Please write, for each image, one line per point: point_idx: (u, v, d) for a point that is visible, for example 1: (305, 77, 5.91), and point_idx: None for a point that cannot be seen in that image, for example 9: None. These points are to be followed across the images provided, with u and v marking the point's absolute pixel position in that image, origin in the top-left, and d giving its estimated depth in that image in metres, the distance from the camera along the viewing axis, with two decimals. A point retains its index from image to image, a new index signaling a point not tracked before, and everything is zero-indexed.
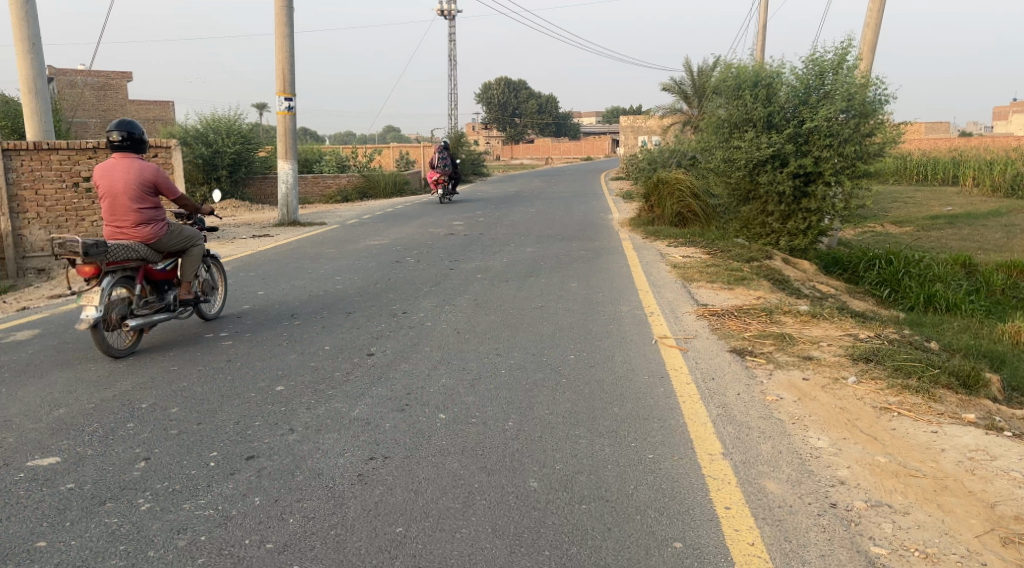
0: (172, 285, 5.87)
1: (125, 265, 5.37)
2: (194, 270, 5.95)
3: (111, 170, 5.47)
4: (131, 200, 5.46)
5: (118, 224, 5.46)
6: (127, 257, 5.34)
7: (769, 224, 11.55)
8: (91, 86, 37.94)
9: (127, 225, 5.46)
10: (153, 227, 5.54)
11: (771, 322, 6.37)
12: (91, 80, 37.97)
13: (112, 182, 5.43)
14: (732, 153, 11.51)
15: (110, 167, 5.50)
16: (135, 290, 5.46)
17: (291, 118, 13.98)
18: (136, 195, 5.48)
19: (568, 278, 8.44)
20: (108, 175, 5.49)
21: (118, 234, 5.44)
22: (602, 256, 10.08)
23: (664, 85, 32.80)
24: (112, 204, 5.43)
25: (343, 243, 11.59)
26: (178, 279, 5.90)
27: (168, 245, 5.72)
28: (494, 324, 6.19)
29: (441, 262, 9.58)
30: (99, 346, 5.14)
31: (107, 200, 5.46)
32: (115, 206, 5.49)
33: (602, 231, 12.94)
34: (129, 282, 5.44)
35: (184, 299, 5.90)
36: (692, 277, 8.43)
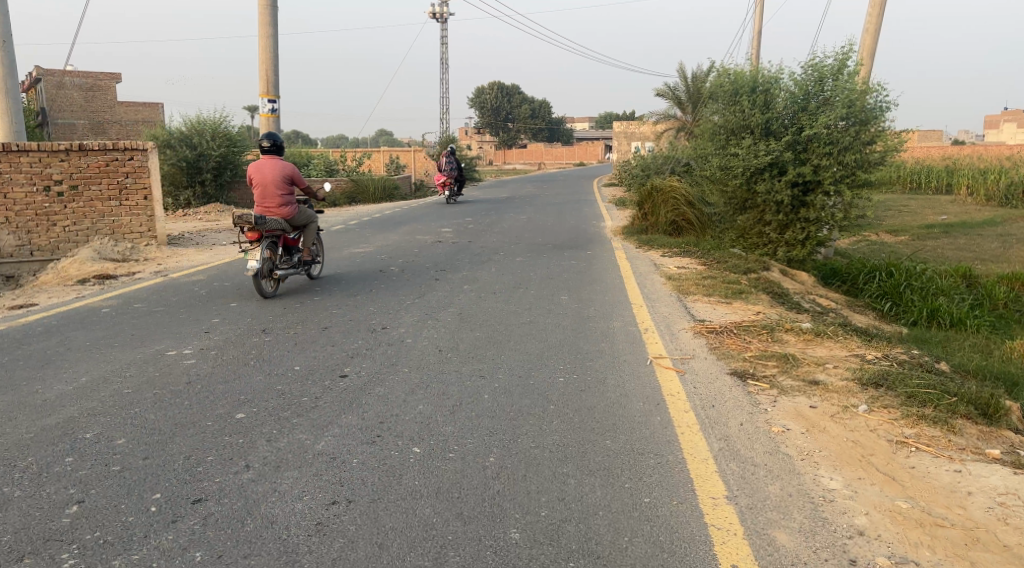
0: (297, 251, 8.10)
1: (275, 235, 7.65)
2: (313, 240, 8.16)
3: (263, 166, 7.76)
4: (276, 190, 7.68)
5: (267, 205, 7.68)
6: (276, 229, 7.59)
7: (766, 234, 11.22)
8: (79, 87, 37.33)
9: (273, 205, 7.68)
10: (288, 207, 7.71)
11: (772, 340, 6.02)
12: (79, 80, 37.23)
13: (263, 173, 7.65)
14: (728, 160, 11.18)
15: (262, 165, 7.76)
16: (277, 252, 7.70)
17: (275, 121, 13.61)
18: (278, 183, 7.70)
19: (559, 290, 8.08)
20: (259, 170, 7.74)
21: (265, 211, 7.67)
22: (595, 266, 9.73)
23: (657, 91, 32.56)
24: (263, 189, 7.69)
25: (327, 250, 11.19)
26: (301, 246, 8.11)
27: (297, 221, 7.91)
28: (479, 341, 5.82)
29: (427, 271, 9.21)
30: (256, 289, 7.32)
31: (259, 188, 7.69)
32: (265, 193, 7.74)
33: (595, 240, 12.59)
34: (275, 246, 7.68)
35: (306, 261, 8.08)
36: (688, 290, 8.08)
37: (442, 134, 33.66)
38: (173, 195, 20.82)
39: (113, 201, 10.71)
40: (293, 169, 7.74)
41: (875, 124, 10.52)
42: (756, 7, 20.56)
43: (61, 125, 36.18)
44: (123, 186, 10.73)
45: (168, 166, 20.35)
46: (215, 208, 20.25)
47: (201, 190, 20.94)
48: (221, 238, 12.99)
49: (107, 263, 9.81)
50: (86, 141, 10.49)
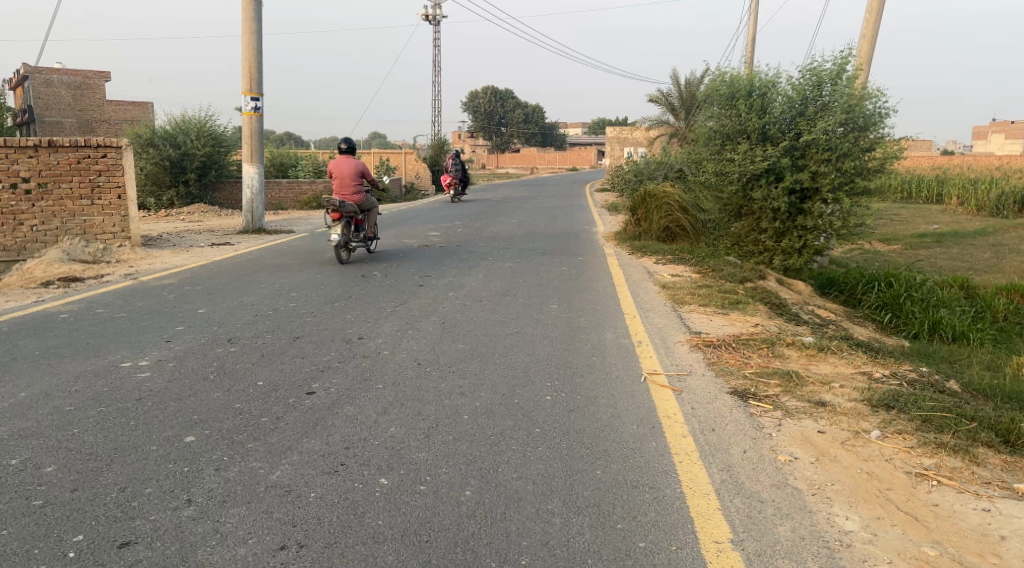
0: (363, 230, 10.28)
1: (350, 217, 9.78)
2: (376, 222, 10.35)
3: (341, 162, 9.90)
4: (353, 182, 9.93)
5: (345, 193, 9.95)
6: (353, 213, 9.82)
7: (762, 241, 10.88)
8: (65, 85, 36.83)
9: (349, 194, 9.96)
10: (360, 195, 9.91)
11: (774, 355, 5.66)
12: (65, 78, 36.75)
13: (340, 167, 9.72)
14: (724, 165, 10.84)
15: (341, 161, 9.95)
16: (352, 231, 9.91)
17: (258, 119, 13.19)
18: (353, 176, 9.90)
19: (547, 298, 7.69)
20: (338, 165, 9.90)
21: (343, 198, 9.86)
22: (586, 273, 9.37)
23: (650, 96, 32.30)
24: (341, 179, 9.88)
25: (308, 254, 10.77)
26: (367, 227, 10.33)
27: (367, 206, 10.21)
28: (461, 353, 5.44)
29: (410, 277, 8.81)
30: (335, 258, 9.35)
31: (339, 180, 9.90)
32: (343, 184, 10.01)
33: (585, 246, 12.23)
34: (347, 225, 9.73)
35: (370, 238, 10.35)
36: (682, 300, 7.71)
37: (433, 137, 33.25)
38: (156, 195, 20.32)
39: (85, 199, 10.26)
40: (364, 165, 9.87)
41: (875, 130, 10.19)
42: (751, 12, 20.29)
43: (47, 122, 35.58)
44: (95, 185, 10.29)
45: (151, 165, 19.87)
46: (198, 208, 19.77)
47: (184, 190, 20.45)
48: (200, 240, 12.56)
49: (76, 265, 9.37)
50: (56, 138, 10.03)
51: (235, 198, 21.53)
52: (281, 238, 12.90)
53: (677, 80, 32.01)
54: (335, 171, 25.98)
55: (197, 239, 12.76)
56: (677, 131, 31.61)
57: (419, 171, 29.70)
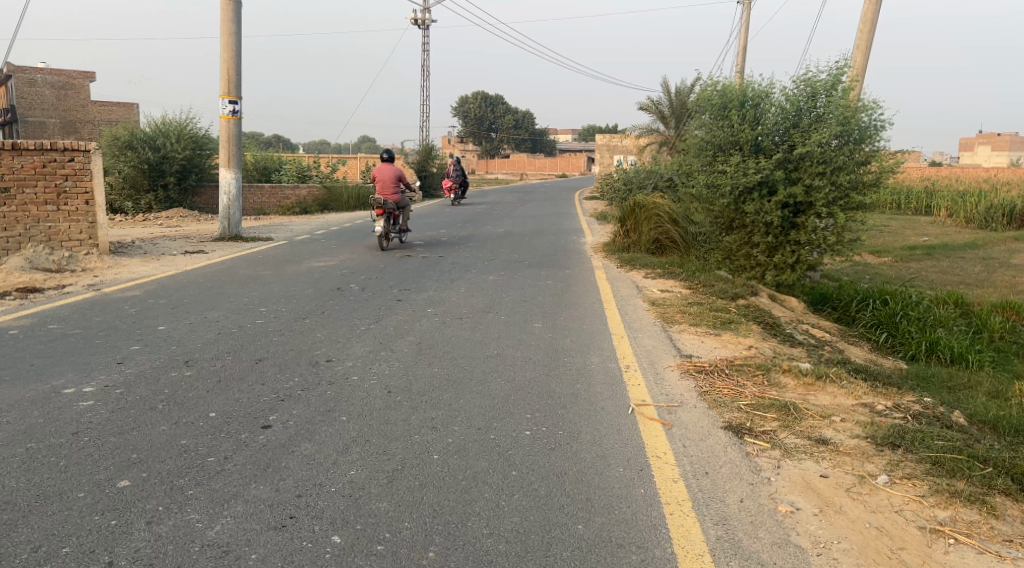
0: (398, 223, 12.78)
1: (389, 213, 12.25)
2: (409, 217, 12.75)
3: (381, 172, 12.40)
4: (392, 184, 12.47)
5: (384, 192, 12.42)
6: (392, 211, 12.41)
7: (754, 256, 10.57)
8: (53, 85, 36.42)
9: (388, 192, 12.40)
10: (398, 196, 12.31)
11: (769, 384, 5.32)
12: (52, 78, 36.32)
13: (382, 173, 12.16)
14: (716, 177, 10.54)
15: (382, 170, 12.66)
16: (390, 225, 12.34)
17: (236, 123, 12.81)
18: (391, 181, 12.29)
19: (531, 315, 7.33)
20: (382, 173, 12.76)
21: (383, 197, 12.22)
22: (572, 288, 9.03)
23: (640, 104, 32.09)
24: (383, 184, 12.37)
25: (284, 263, 10.36)
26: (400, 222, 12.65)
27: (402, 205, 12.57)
28: (435, 378, 5.07)
29: (389, 290, 8.43)
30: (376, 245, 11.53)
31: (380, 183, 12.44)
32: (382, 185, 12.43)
33: (573, 258, 11.88)
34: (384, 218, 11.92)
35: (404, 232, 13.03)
36: (672, 319, 7.37)
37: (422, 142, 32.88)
38: (134, 199, 19.84)
39: (50, 205, 9.82)
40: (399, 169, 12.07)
41: (870, 142, 9.92)
42: (742, 22, 20.07)
43: (30, 123, 35.02)
44: (62, 190, 9.85)
45: (129, 168, 19.40)
46: (177, 213, 19.30)
47: (163, 194, 19.97)
48: (173, 247, 12.12)
49: (38, 274, 8.95)
50: (20, 140, 9.58)
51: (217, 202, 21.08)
52: (258, 246, 12.49)
53: (667, 89, 31.81)
54: (320, 176, 25.55)
55: (171, 246, 12.33)
56: (667, 139, 31.39)
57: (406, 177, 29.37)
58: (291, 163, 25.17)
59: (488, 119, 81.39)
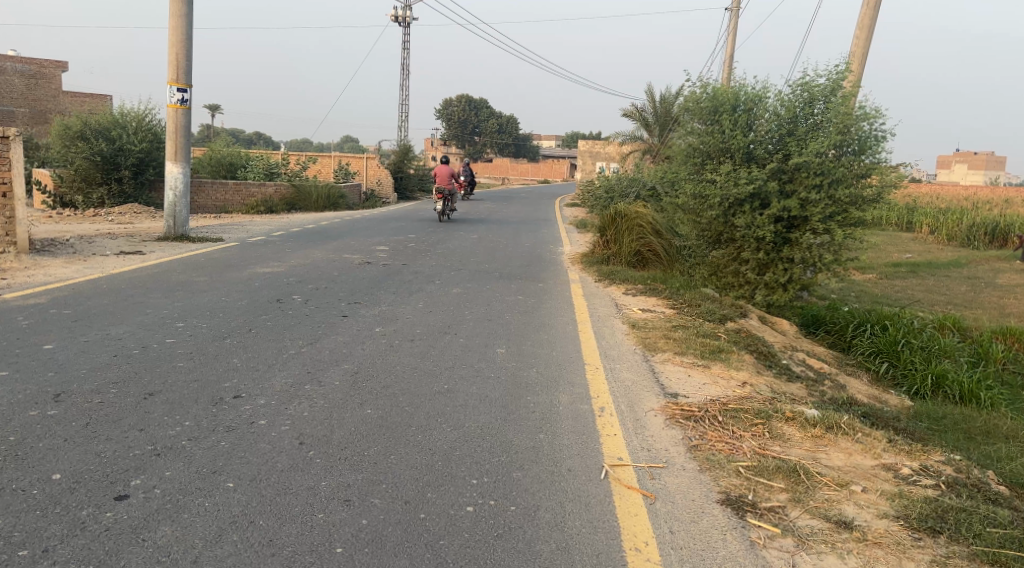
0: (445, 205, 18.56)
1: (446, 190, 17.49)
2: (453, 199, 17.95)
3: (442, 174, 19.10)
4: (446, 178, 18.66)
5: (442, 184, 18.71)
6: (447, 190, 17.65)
7: (743, 273, 9.70)
8: (21, 74, 35.18)
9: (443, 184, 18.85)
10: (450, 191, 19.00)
11: (770, 436, 4.41)
12: (20, 67, 35.10)
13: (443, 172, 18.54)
14: (703, 187, 9.66)
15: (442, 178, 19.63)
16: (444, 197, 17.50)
17: (185, 113, 11.78)
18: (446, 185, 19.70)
19: (494, 337, 6.40)
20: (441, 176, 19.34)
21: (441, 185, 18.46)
22: (543, 305, 8.11)
23: (624, 110, 31.32)
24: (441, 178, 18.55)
25: (226, 268, 9.34)
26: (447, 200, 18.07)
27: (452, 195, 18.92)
28: (364, 422, 4.11)
29: (335, 303, 7.44)
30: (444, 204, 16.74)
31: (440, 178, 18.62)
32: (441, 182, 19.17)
33: (548, 269, 10.98)
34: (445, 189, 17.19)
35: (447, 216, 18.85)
36: (654, 346, 6.45)
37: (398, 142, 31.82)
38: (85, 193, 18.66)
39: None
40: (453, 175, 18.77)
41: (871, 153, 9.13)
42: (730, 29, 19.30)
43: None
44: None
45: (80, 159, 18.23)
46: (130, 208, 18.15)
47: (117, 187, 18.80)
48: (109, 246, 11.04)
49: None
50: None
51: None
52: (204, 247, 11.44)
53: (651, 95, 31.08)
54: (289, 174, 24.47)
55: (108, 245, 11.26)
56: (650, 147, 30.61)
57: (381, 178, 28.15)
58: (258, 160, 24.07)
59: (471, 122, 80.55)
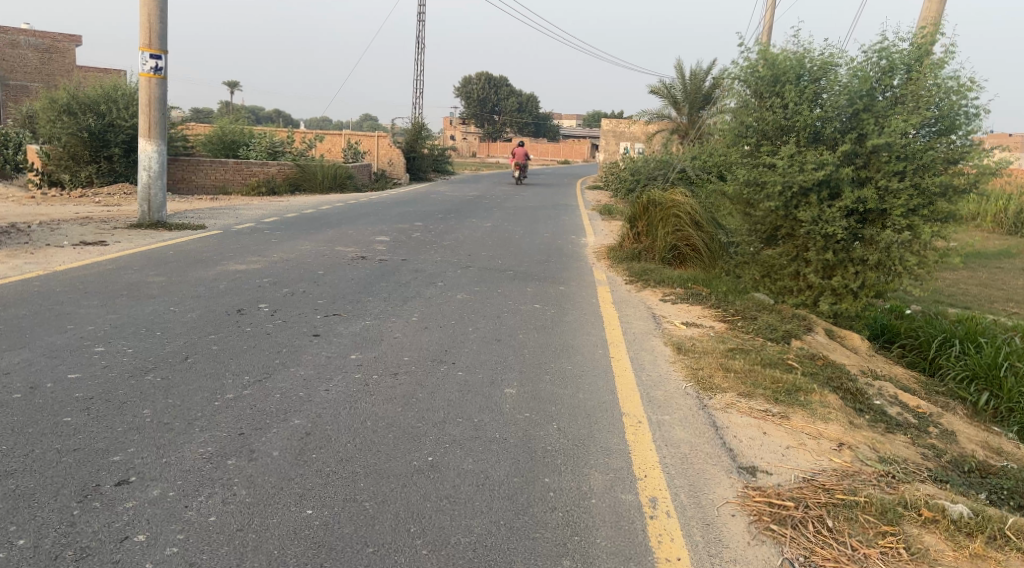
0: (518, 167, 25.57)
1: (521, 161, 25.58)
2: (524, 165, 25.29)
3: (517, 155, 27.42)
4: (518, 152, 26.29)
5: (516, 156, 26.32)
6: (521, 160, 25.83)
7: (804, 276, 8.15)
8: (35, 49, 34.86)
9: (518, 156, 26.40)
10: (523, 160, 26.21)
11: (910, 556, 2.95)
12: (34, 42, 34.81)
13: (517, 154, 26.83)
14: (760, 173, 8.11)
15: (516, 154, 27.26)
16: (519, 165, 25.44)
17: (159, 84, 10.40)
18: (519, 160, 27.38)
19: (503, 369, 4.95)
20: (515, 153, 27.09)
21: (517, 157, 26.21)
22: (565, 317, 6.66)
23: (651, 87, 29.48)
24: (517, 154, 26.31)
25: (193, 265, 7.97)
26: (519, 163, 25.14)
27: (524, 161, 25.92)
28: (295, 539, 2.70)
29: (309, 314, 6.04)
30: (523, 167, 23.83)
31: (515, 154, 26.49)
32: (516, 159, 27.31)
33: (569, 266, 9.51)
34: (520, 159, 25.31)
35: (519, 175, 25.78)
36: (711, 383, 4.98)
37: (412, 120, 30.30)
38: (73, 171, 17.42)
39: None
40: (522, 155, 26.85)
41: (962, 133, 7.52)
42: None
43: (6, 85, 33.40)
44: None
45: (66, 135, 16.93)
46: (120, 188, 16.88)
47: (107, 165, 17.56)
48: (72, 235, 9.72)
49: None
50: None
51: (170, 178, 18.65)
52: (180, 237, 10.10)
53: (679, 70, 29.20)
54: (294, 153, 23.06)
55: (70, 233, 9.91)
56: (677, 126, 28.81)
57: (392, 157, 26.56)
58: (261, 138, 22.65)
59: (491, 101, 78.75)
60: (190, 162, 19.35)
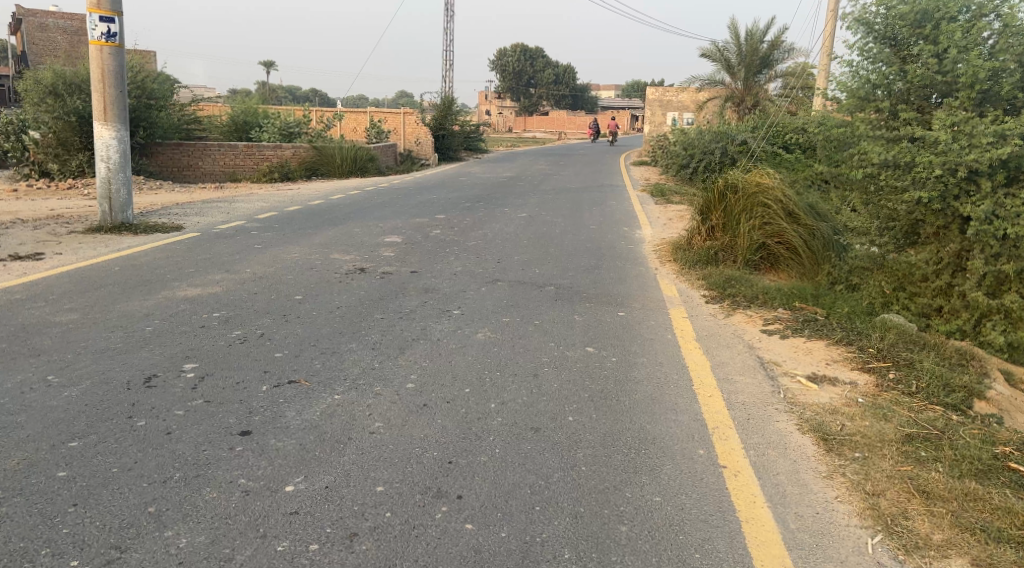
0: None
1: None
2: None
3: None
4: None
5: None
6: None
7: (964, 291, 5.78)
8: (65, 31, 34.15)
9: None
10: None
11: None
12: (65, 24, 34.19)
13: None
14: (905, 152, 5.85)
15: None
16: None
17: (114, 54, 8.43)
18: None
19: (545, 513, 2.85)
20: None
21: None
22: (634, 371, 4.54)
23: (703, 51, 26.77)
24: None
25: (133, 289, 6.03)
26: None
27: None
28: None
29: (252, 383, 4.01)
30: None
31: None
32: None
33: (625, 276, 7.38)
34: None
35: None
36: (914, 535, 2.83)
37: (442, 94, 28.12)
38: (62, 159, 15.76)
39: None
40: None
41: None
42: None
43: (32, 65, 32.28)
44: None
45: (53, 120, 15.26)
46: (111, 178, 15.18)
47: None
48: (10, 244, 7.89)
49: None
50: None
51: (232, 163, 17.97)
52: (143, 244, 8.20)
53: (734, 32, 26.39)
54: (312, 133, 21.01)
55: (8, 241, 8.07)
56: (732, 94, 26.04)
57: (419, 136, 24.34)
58: (276, 117, 20.63)
59: (528, 74, 76.10)
60: (196, 146, 17.56)
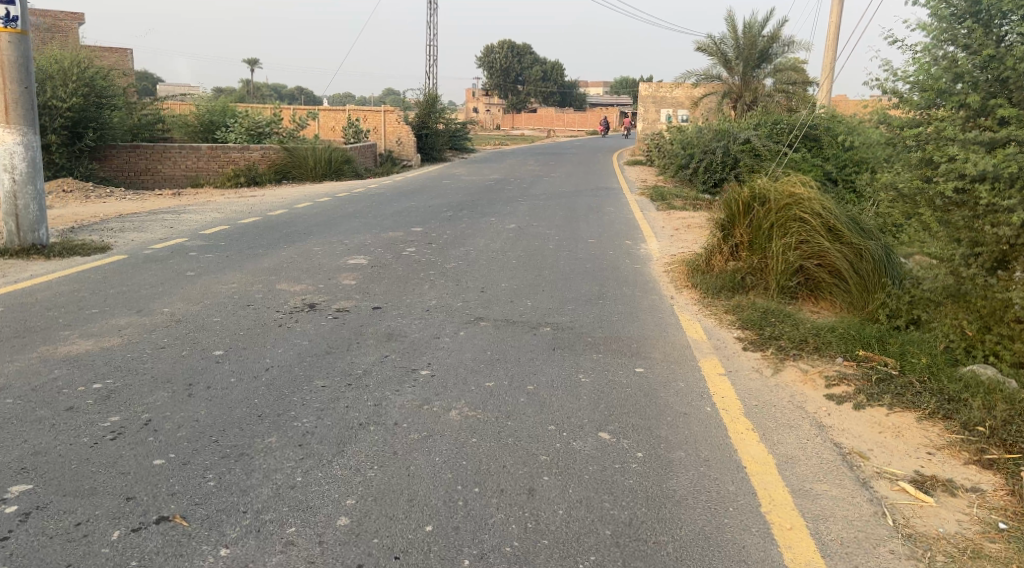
0: None
1: None
2: None
3: None
4: None
5: None
6: None
7: None
8: None
9: None
10: None
11: None
12: None
13: None
14: (1010, 161, 4.54)
15: None
16: None
17: (15, 42, 7.00)
18: None
19: None
20: None
21: None
22: (673, 478, 3.18)
23: (698, 45, 25.40)
24: None
25: (3, 345, 4.63)
26: None
27: None
28: None
29: (98, 530, 2.64)
30: None
31: None
32: None
33: (635, 309, 6.03)
34: None
35: None
36: None
37: (425, 92, 26.67)
38: None
39: None
40: None
41: None
42: None
43: None
44: None
45: None
46: (55, 185, 13.70)
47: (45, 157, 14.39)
48: None
49: None
50: None
51: (193, 167, 16.49)
52: (54, 271, 6.80)
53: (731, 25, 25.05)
54: (284, 133, 19.52)
55: None
56: (729, 89, 24.78)
57: (401, 135, 22.95)
58: (245, 115, 19.13)
59: (516, 71, 74.62)
60: (154, 149, 16.07)
